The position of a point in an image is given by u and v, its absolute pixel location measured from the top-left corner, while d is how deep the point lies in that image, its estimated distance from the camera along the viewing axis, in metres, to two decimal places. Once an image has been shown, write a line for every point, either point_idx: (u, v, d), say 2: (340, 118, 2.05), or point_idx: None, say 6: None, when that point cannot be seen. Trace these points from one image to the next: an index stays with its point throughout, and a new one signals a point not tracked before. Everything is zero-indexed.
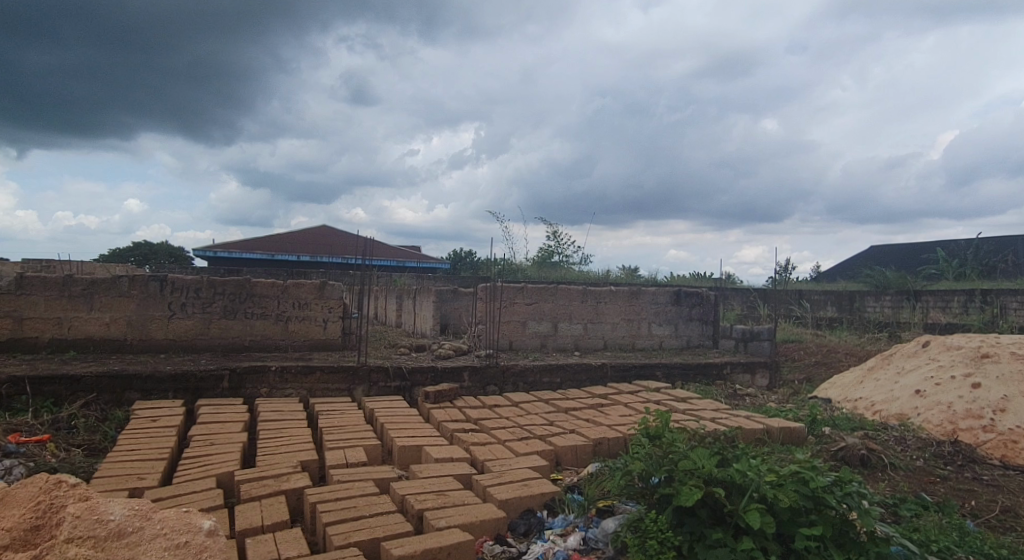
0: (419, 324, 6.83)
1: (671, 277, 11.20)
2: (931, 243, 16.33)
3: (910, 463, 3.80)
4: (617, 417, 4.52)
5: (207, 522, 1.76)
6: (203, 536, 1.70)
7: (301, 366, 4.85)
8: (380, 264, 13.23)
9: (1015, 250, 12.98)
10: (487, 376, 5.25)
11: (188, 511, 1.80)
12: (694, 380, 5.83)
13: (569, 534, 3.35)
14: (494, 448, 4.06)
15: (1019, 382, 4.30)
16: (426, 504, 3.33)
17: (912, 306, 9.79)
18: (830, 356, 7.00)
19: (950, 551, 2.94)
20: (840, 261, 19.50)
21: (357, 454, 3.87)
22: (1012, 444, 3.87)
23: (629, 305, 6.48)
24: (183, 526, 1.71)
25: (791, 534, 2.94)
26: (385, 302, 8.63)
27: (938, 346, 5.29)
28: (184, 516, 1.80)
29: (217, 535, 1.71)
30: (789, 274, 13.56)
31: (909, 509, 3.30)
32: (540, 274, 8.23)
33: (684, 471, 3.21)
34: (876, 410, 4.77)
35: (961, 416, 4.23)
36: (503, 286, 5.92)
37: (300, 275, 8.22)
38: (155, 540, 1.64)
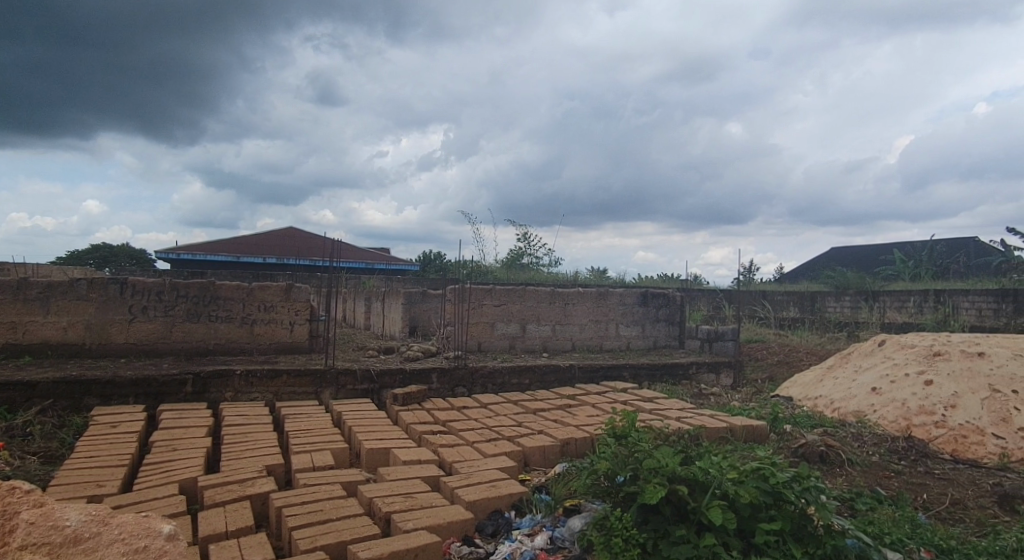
0: (388, 327, 6.80)
1: (639, 279, 11.33)
2: (888, 245, 16.84)
3: (867, 458, 3.91)
4: (585, 418, 4.56)
5: (166, 527, 1.74)
6: (163, 540, 1.69)
7: (266, 370, 4.79)
8: (349, 266, 13.14)
9: (966, 251, 13.45)
10: (456, 378, 5.25)
11: (146, 516, 1.78)
12: (661, 380, 5.91)
13: (536, 533, 3.37)
14: (462, 450, 4.06)
15: (968, 379, 4.46)
16: (394, 507, 3.33)
17: (870, 307, 10.09)
18: (792, 356, 7.17)
19: (903, 544, 3.06)
20: (803, 262, 19.94)
21: (324, 458, 3.84)
22: (963, 439, 4.02)
23: (597, 306, 6.54)
24: (143, 530, 1.70)
25: (751, 529, 3.02)
26: (353, 305, 8.57)
27: (894, 344, 5.45)
28: (143, 521, 1.78)
29: (177, 539, 1.69)
30: (753, 275, 13.84)
31: (865, 503, 3.41)
32: (509, 276, 8.25)
33: (649, 469, 3.27)
34: (835, 407, 4.89)
35: (915, 412, 4.37)
36: (472, 288, 5.93)
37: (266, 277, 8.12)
38: (113, 545, 1.62)
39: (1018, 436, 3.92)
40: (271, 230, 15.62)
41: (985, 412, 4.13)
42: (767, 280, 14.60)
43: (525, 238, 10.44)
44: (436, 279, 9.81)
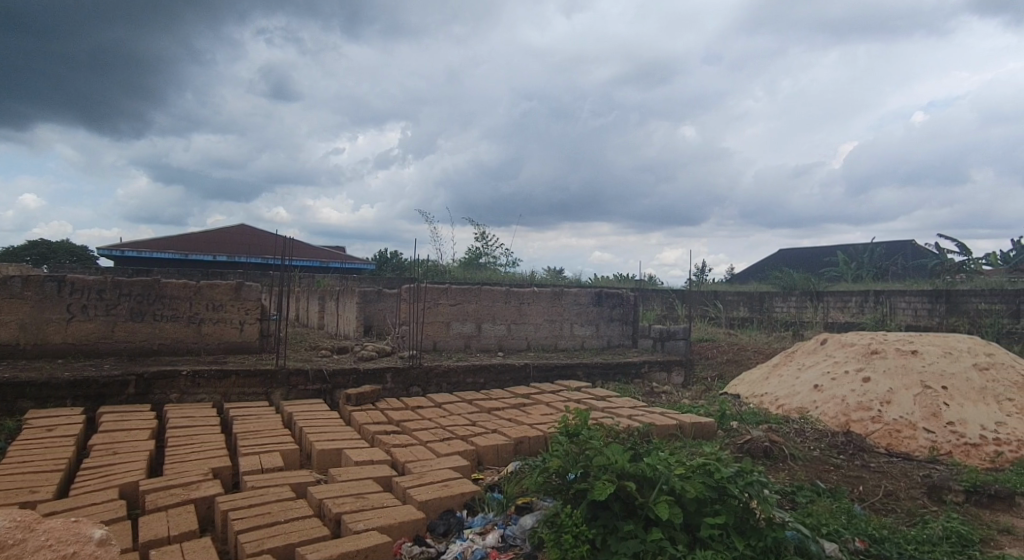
0: (342, 327, 6.72)
1: (595, 279, 11.47)
2: (834, 247, 17.50)
3: (808, 453, 4.06)
4: (538, 416, 4.60)
5: (98, 532, 1.70)
6: (93, 545, 1.65)
7: (214, 370, 4.68)
8: (305, 264, 12.92)
9: (904, 254, 14.10)
10: (411, 378, 5.23)
11: (76, 521, 1.73)
12: (614, 379, 6.00)
13: (487, 532, 3.39)
14: (415, 449, 4.05)
15: (903, 376, 4.67)
16: (344, 508, 3.30)
17: (815, 307, 10.46)
18: (741, 354, 7.37)
19: (839, 534, 3.19)
20: (755, 262, 20.53)
21: (273, 459, 3.78)
22: (897, 433, 4.21)
23: (553, 306, 6.60)
24: (71, 536, 1.65)
25: (697, 523, 3.10)
26: (306, 304, 8.45)
27: (835, 342, 5.66)
28: (73, 526, 1.73)
29: (108, 544, 1.65)
30: (706, 276, 14.18)
31: (805, 496, 3.53)
32: (466, 275, 8.26)
33: (599, 466, 3.32)
34: (780, 404, 5.05)
35: (853, 408, 4.55)
36: (427, 287, 5.91)
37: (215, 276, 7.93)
38: (38, 552, 1.57)
39: (947, 429, 4.14)
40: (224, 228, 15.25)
41: (917, 407, 4.34)
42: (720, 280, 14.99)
43: (482, 237, 10.46)
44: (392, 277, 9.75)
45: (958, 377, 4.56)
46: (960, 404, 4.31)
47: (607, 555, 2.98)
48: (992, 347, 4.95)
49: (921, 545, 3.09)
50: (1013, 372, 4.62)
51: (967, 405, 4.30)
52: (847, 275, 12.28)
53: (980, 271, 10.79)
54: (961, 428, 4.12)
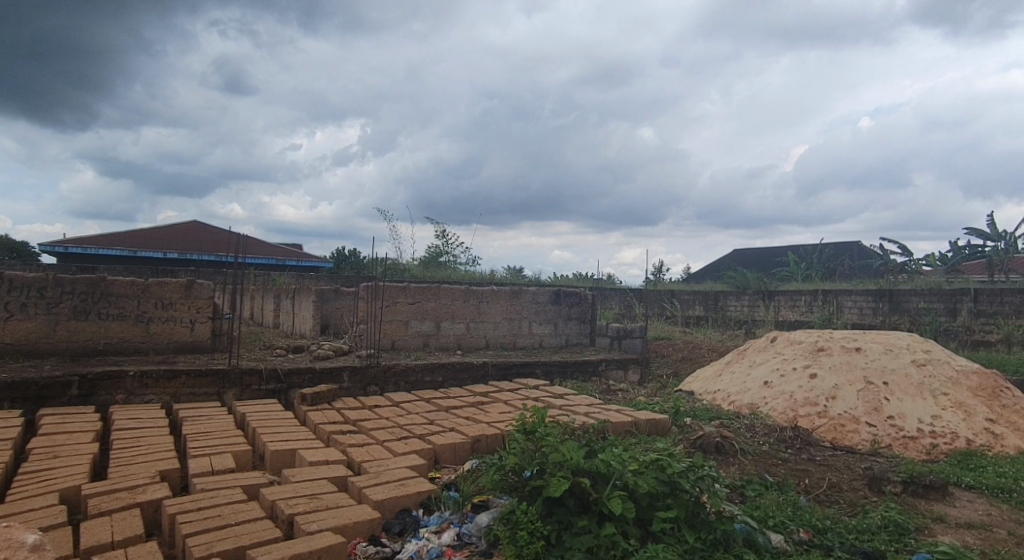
0: (298, 326, 6.63)
1: (555, 278, 11.57)
2: (786, 247, 18.08)
3: (758, 447, 4.17)
4: (496, 414, 4.62)
5: (31, 538, 1.65)
6: (25, 551, 1.60)
7: (163, 371, 4.56)
8: (260, 261, 12.69)
9: (851, 254, 14.69)
10: (368, 377, 5.19)
11: (8, 528, 1.68)
12: (572, 377, 6.06)
13: (443, 530, 3.38)
14: (372, 449, 4.02)
15: (847, 372, 4.85)
16: (298, 509, 3.25)
17: (767, 306, 10.79)
18: (695, 352, 7.54)
19: (785, 526, 3.29)
20: (712, 262, 21.04)
21: (224, 461, 3.70)
22: (842, 427, 4.37)
23: (511, 304, 6.63)
24: (1, 543, 1.60)
25: (649, 518, 3.16)
26: (261, 303, 8.29)
27: (784, 340, 5.84)
28: (4, 533, 1.67)
29: (40, 550, 1.60)
30: (662, 275, 14.47)
31: (753, 489, 3.63)
32: (425, 273, 8.23)
33: (554, 463, 3.35)
34: (732, 400, 5.17)
35: (801, 403, 4.70)
36: (386, 286, 5.87)
37: (164, 274, 7.72)
38: None
39: (888, 423, 4.32)
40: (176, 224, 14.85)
41: (860, 402, 4.52)
42: (677, 280, 15.32)
43: (442, 236, 10.45)
44: (350, 276, 9.66)
45: (898, 373, 4.75)
46: (900, 399, 4.51)
47: (561, 551, 3.01)
48: (929, 343, 5.18)
49: (861, 534, 3.21)
50: (948, 367, 4.85)
51: (907, 400, 4.50)
52: (798, 275, 12.70)
53: (920, 272, 11.32)
54: (901, 421, 4.31)
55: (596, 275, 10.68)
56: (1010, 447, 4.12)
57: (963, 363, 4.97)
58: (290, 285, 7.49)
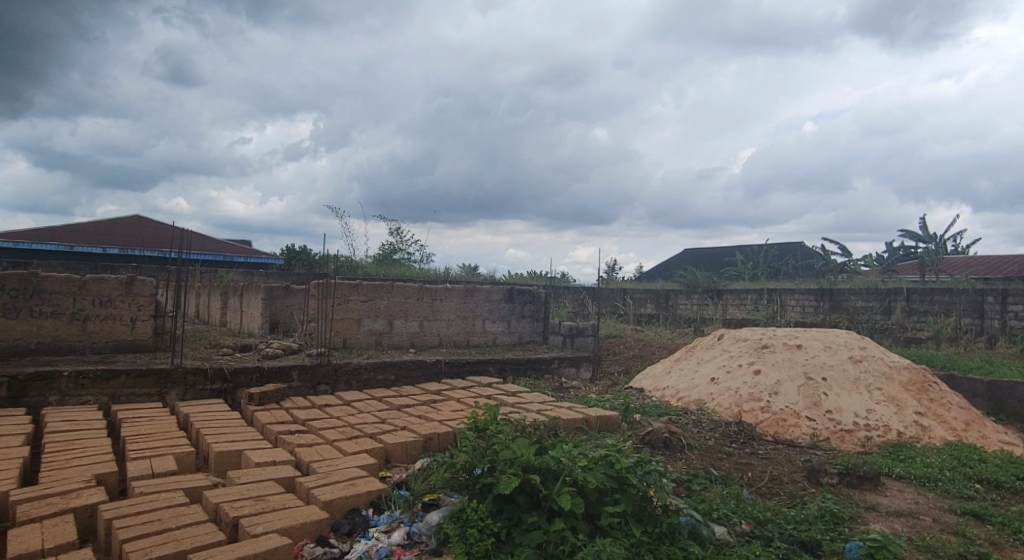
0: (246, 324, 6.48)
1: (510, 276, 11.64)
2: (734, 247, 18.67)
3: (704, 442, 4.28)
4: (448, 413, 4.62)
5: None
6: None
7: (100, 371, 4.39)
8: (206, 258, 12.34)
9: (795, 254, 15.28)
10: (319, 376, 5.11)
11: None
12: (524, 374, 6.11)
13: (393, 530, 3.36)
14: (321, 449, 3.97)
15: (788, 368, 5.04)
16: (242, 511, 3.18)
17: (715, 304, 11.12)
18: (645, 350, 7.71)
19: (728, 518, 3.40)
20: (665, 261, 21.54)
21: (166, 463, 3.59)
22: (784, 421, 4.53)
23: (465, 302, 6.64)
24: None
25: (598, 513, 3.20)
26: (206, 300, 8.07)
27: (730, 338, 6.01)
28: None
29: None
30: (615, 274, 14.73)
31: (698, 483, 3.73)
32: (379, 271, 8.16)
33: (505, 460, 3.35)
34: (680, 396, 5.30)
35: (745, 399, 4.86)
36: (337, 283, 5.79)
37: (102, 270, 7.43)
38: None
39: (826, 417, 4.50)
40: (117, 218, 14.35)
41: (801, 397, 4.70)
42: (630, 279, 15.61)
43: (395, 233, 10.39)
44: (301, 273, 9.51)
45: (836, 369, 4.96)
46: (837, 394, 4.70)
47: (510, 548, 3.02)
48: (864, 340, 5.42)
49: (799, 524, 3.34)
50: (882, 363, 5.08)
51: (844, 395, 4.70)
52: (745, 274, 13.09)
53: (858, 271, 11.85)
54: (838, 416, 4.50)
55: (550, 274, 10.80)
56: (937, 438, 4.35)
57: (896, 359, 5.21)
58: (237, 283, 7.31)
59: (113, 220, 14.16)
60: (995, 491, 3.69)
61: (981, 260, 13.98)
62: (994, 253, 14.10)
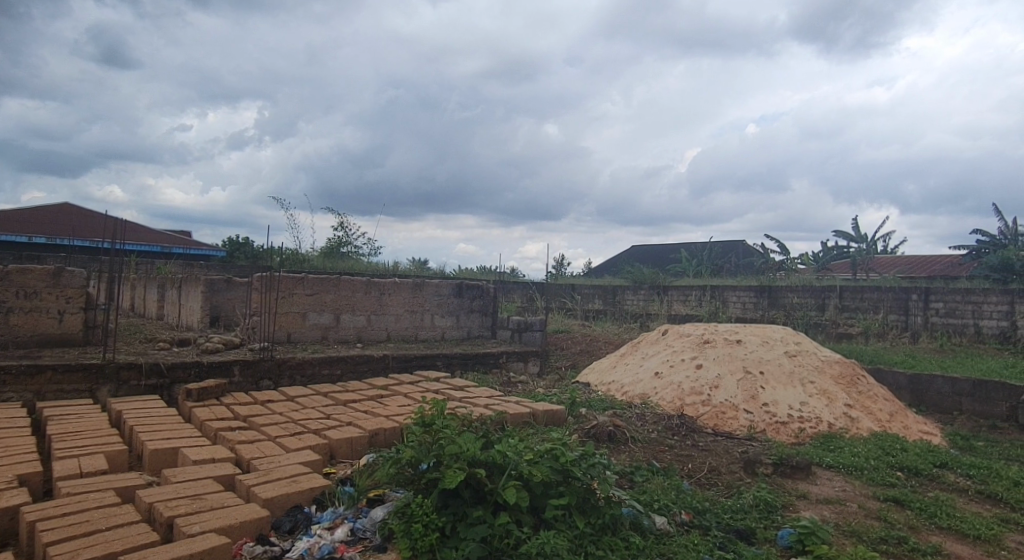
0: (185, 317, 6.27)
1: (460, 270, 11.65)
2: (679, 245, 19.18)
3: (647, 435, 4.40)
4: (395, 408, 4.59)
5: None
6: None
7: (25, 366, 4.18)
8: (141, 248, 11.84)
9: (736, 252, 15.82)
10: (261, 371, 5.00)
11: None
12: (472, 369, 6.13)
13: (336, 526, 3.32)
14: (263, 445, 3.89)
15: (728, 362, 5.23)
16: (178, 511, 3.08)
17: (660, 300, 11.40)
18: (591, 345, 7.85)
19: (668, 508, 3.50)
20: (614, 258, 21.95)
21: (97, 462, 3.45)
22: (723, 414, 4.71)
23: (413, 297, 6.60)
24: None
25: (542, 505, 3.23)
26: (142, 293, 7.77)
27: (674, 333, 6.17)
28: None
29: None
30: (564, 270, 14.93)
31: (641, 475, 3.83)
32: (325, 264, 8.02)
33: (451, 455, 3.33)
34: (625, 390, 5.42)
35: (687, 393, 5.01)
36: (282, 276, 5.66)
37: (27, 260, 7.04)
38: None
39: (762, 409, 4.69)
40: (44, 206, 13.63)
41: (739, 391, 4.88)
42: (579, 274, 15.85)
43: (342, 227, 10.25)
44: (244, 266, 9.26)
45: (772, 363, 5.16)
46: (774, 388, 4.90)
47: (455, 542, 3.02)
48: (799, 336, 5.66)
49: (735, 513, 3.47)
50: (816, 358, 5.32)
51: (780, 388, 4.90)
52: (689, 271, 13.46)
53: (796, 269, 12.37)
54: (774, 408, 4.68)
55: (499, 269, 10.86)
56: (864, 429, 4.58)
57: (828, 354, 5.47)
58: (175, 275, 7.06)
59: (39, 207, 13.46)
60: (914, 478, 3.92)
61: (906, 259, 14.77)
62: (919, 254, 14.93)
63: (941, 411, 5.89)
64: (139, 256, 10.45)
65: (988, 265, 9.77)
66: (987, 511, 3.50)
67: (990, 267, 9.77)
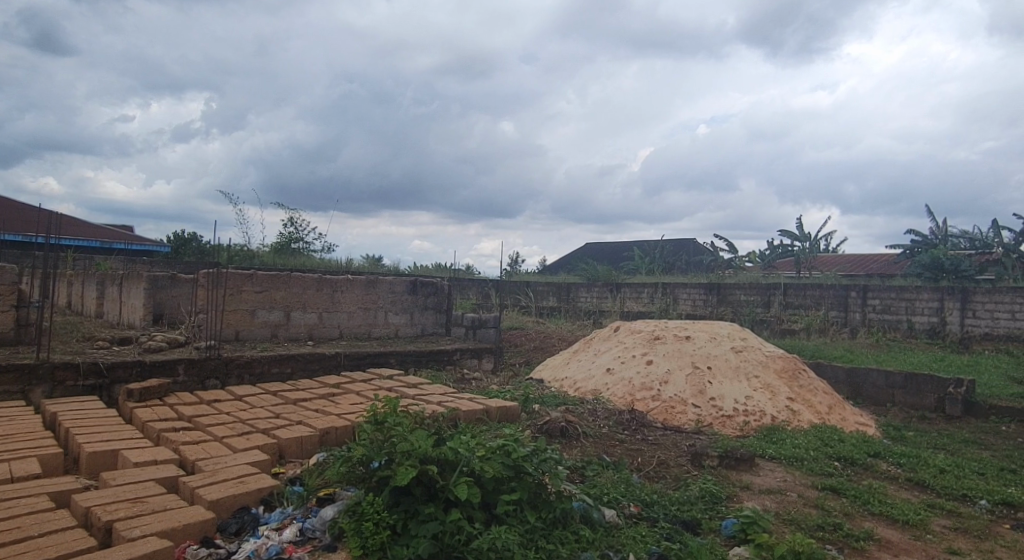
0: (126, 315, 6.05)
1: (415, 267, 11.58)
2: (633, 243, 19.51)
3: (598, 430, 4.47)
4: (347, 406, 4.54)
5: None
6: None
7: None
8: (77, 243, 11.31)
9: (688, 251, 16.21)
10: (207, 370, 4.88)
11: None
12: (425, 366, 6.11)
13: (284, 527, 3.26)
14: (209, 446, 3.80)
15: (677, 358, 5.37)
16: (117, 515, 2.98)
17: (613, 297, 11.58)
18: (545, 342, 7.93)
19: (617, 501, 3.58)
20: (570, 254, 22.19)
21: (29, 466, 3.31)
22: (672, 408, 4.83)
23: (367, 294, 6.54)
24: None
25: (494, 501, 3.25)
26: (80, 290, 7.46)
27: (625, 330, 6.29)
28: None
29: None
30: (519, 267, 15.00)
31: (592, 470, 3.89)
32: (277, 260, 7.86)
33: (403, 452, 3.31)
34: (577, 386, 5.50)
35: (638, 388, 5.13)
36: (229, 273, 5.52)
37: None
38: None
39: (709, 404, 4.83)
40: None
41: (688, 385, 5.02)
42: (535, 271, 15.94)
43: (293, 223, 10.05)
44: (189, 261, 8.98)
45: (719, 358, 5.33)
46: (720, 382, 5.05)
47: (406, 539, 3.00)
48: (745, 332, 5.85)
49: (682, 505, 3.57)
50: (760, 352, 5.51)
51: (726, 383, 5.06)
52: (642, 268, 13.72)
53: (744, 267, 12.75)
54: (720, 402, 4.84)
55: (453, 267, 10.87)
56: (805, 421, 4.76)
57: (771, 349, 5.66)
58: (116, 271, 6.81)
59: None
60: (850, 467, 4.10)
61: (846, 258, 15.36)
62: (859, 253, 15.59)
63: (876, 403, 6.17)
64: (76, 251, 10.01)
65: (920, 264, 10.27)
66: (916, 497, 3.69)
67: (922, 265, 10.27)
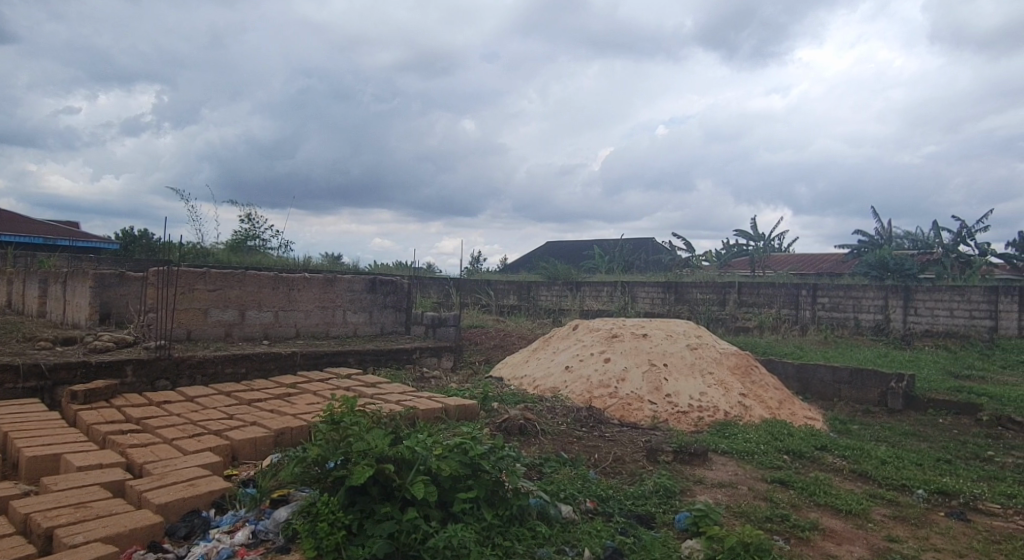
0: (71, 314, 5.85)
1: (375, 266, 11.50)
2: (593, 242, 19.72)
3: (556, 427, 4.52)
4: (303, 406, 4.49)
5: None
6: None
7: None
8: (19, 239, 10.85)
9: (647, 250, 16.46)
10: (157, 370, 4.75)
11: None
12: (384, 365, 6.08)
13: (237, 529, 3.20)
14: (158, 448, 3.71)
15: (634, 356, 5.46)
16: (58, 520, 2.88)
17: (573, 295, 11.69)
18: (505, 340, 7.97)
19: (573, 497, 3.62)
20: (532, 253, 22.30)
21: None
22: (628, 405, 4.91)
23: (325, 292, 6.47)
24: None
25: (451, 499, 3.24)
26: (22, 289, 7.16)
27: (583, 328, 6.36)
28: None
29: None
30: (480, 266, 15.00)
31: (550, 467, 3.92)
32: (232, 258, 7.70)
33: (359, 452, 3.27)
34: (536, 384, 5.54)
35: (595, 386, 5.19)
36: (181, 271, 5.39)
37: None
38: None
39: (665, 400, 4.93)
40: None
41: (644, 383, 5.11)
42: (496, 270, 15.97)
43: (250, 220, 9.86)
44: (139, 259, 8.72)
45: (675, 356, 5.44)
46: (675, 379, 5.16)
47: (362, 539, 2.97)
48: (700, 330, 5.98)
49: (637, 499, 3.64)
50: (714, 350, 5.64)
51: (681, 379, 5.16)
52: (603, 267, 13.87)
53: (701, 266, 13.02)
54: (676, 399, 4.94)
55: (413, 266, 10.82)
56: (756, 416, 4.90)
57: (725, 346, 5.80)
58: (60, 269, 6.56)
59: None
60: (799, 460, 4.24)
61: (798, 257, 15.83)
62: (810, 253, 16.08)
63: (823, 398, 6.37)
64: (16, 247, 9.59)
65: (868, 263, 10.66)
66: (859, 488, 3.83)
67: (869, 265, 10.65)
